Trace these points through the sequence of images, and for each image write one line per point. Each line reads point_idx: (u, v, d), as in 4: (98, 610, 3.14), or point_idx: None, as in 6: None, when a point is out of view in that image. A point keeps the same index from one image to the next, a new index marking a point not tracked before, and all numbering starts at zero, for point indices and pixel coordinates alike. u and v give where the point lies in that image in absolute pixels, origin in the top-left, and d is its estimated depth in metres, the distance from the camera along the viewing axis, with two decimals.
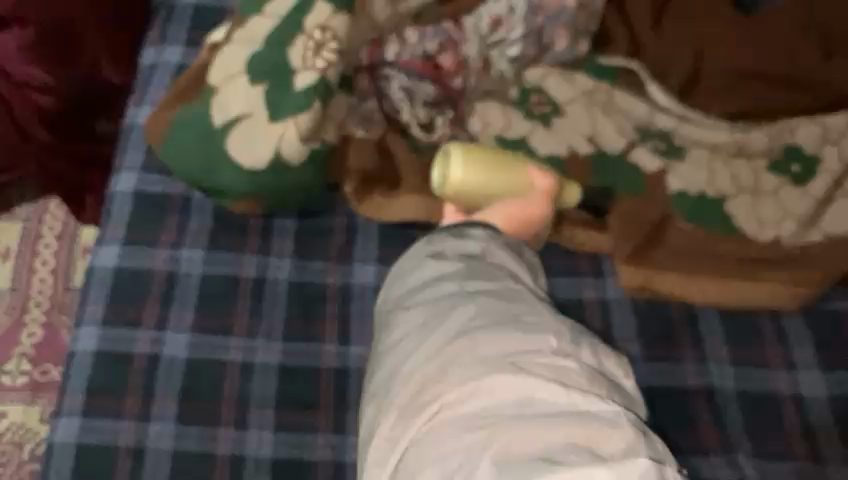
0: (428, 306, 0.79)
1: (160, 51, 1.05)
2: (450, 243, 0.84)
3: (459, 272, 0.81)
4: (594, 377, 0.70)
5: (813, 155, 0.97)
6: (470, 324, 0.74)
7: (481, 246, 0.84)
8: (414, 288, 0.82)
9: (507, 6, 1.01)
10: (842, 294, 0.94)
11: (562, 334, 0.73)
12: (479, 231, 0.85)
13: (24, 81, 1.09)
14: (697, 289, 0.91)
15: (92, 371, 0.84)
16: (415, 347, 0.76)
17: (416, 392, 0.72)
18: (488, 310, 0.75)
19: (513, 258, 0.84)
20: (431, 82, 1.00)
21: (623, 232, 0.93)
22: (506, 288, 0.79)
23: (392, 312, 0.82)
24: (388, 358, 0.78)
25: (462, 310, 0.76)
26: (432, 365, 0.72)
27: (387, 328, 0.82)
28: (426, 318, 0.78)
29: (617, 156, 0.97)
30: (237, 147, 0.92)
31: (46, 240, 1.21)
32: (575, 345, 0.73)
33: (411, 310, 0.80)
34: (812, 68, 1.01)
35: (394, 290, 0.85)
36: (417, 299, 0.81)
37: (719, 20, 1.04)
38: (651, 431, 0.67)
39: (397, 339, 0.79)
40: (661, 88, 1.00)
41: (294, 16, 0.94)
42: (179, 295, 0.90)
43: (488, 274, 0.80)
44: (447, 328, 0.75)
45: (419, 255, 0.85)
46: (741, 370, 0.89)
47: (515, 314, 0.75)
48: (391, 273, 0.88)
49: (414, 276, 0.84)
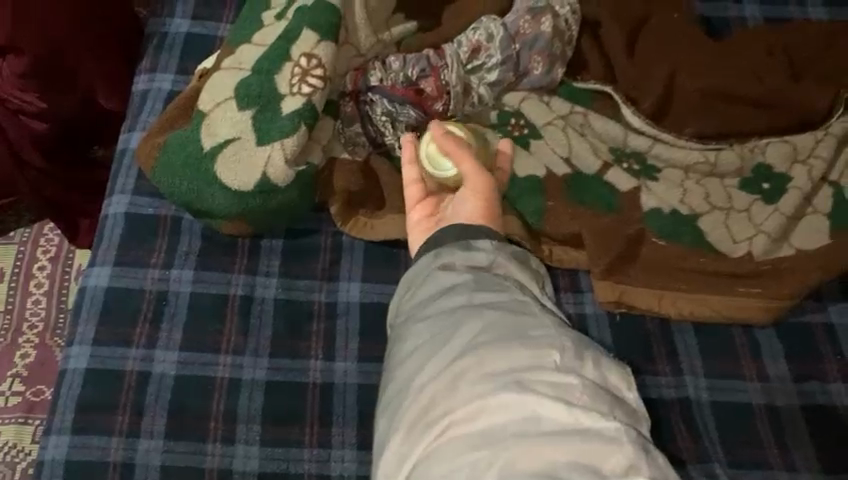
0: (432, 321, 0.62)
1: (152, 78, 1.11)
2: (458, 254, 0.68)
3: (466, 284, 0.64)
4: (596, 393, 0.52)
5: (782, 174, 1.04)
6: (475, 341, 0.57)
7: (491, 258, 0.69)
8: (420, 302, 0.65)
9: (486, 33, 1.05)
10: (812, 306, 1.00)
11: (566, 347, 0.55)
12: (485, 242, 0.69)
13: (18, 108, 1.15)
14: (672, 301, 0.97)
15: (82, 389, 0.90)
16: (415, 368, 0.59)
17: (419, 413, 0.55)
18: (498, 325, 0.58)
19: (524, 272, 0.69)
20: (412, 105, 1.02)
21: (598, 249, 0.98)
22: (518, 301, 0.61)
23: (400, 328, 0.66)
24: (393, 375, 0.61)
25: (467, 326, 0.59)
26: (438, 385, 0.55)
27: (394, 344, 0.65)
28: (429, 335, 0.61)
29: (592, 177, 1.03)
30: (225, 169, 0.96)
31: (41, 262, 1.33)
32: (579, 360, 0.55)
33: (415, 327, 0.63)
34: (784, 87, 1.06)
35: (399, 310, 0.69)
36: (423, 314, 0.64)
37: (690, 46, 1.10)
38: (653, 446, 0.51)
39: (402, 358, 0.62)
40: (635, 111, 1.06)
41: (281, 44, 0.99)
42: (169, 312, 0.95)
43: (496, 287, 0.64)
44: (451, 348, 0.58)
45: (423, 271, 0.69)
46: (714, 381, 0.94)
47: (524, 330, 0.57)
48: (399, 288, 0.71)
49: (419, 290, 0.67)
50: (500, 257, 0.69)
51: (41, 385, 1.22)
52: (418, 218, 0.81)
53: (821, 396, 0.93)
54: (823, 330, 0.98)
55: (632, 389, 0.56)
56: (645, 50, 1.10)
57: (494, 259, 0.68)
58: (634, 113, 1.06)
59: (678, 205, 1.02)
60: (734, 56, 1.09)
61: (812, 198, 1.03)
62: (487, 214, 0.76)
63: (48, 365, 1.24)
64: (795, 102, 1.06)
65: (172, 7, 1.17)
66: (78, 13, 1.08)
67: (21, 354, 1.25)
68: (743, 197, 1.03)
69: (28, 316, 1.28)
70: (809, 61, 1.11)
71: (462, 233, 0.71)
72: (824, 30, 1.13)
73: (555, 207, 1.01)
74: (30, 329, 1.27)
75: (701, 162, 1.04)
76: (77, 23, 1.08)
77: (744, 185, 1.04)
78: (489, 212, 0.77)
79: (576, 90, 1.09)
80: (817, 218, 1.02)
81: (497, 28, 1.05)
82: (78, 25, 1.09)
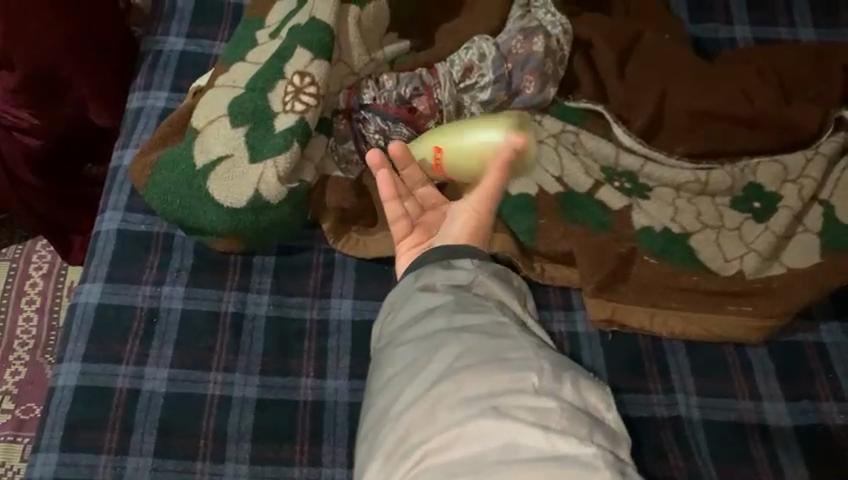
0: (413, 344, 0.62)
1: (147, 95, 1.12)
2: (440, 274, 0.69)
3: (447, 305, 0.65)
4: (573, 416, 0.52)
5: (772, 193, 1.05)
6: (453, 366, 0.57)
7: (471, 276, 0.69)
8: (401, 325, 0.66)
9: (479, 53, 1.05)
10: (802, 325, 1.00)
11: (545, 369, 0.55)
12: (467, 261, 0.70)
13: (12, 124, 1.17)
14: (663, 320, 0.98)
15: (72, 406, 0.89)
16: (396, 394, 0.59)
17: (396, 442, 0.54)
18: (476, 348, 0.58)
19: (505, 289, 0.70)
20: (406, 124, 1.02)
21: (590, 267, 0.98)
22: (497, 323, 0.61)
23: (380, 352, 0.66)
24: (373, 402, 0.61)
25: (446, 351, 0.59)
26: (416, 412, 0.55)
27: (376, 369, 0.65)
28: (409, 359, 0.61)
29: (584, 196, 1.03)
30: (217, 184, 0.96)
31: (33, 279, 1.32)
32: (557, 381, 0.55)
33: (396, 350, 0.63)
34: (773, 108, 1.07)
35: (382, 333, 0.69)
36: (404, 338, 0.64)
37: (681, 65, 1.11)
38: (632, 470, 0.51)
39: (383, 383, 0.62)
40: (626, 130, 1.07)
41: (276, 62, 0.99)
42: (159, 330, 0.95)
43: (477, 307, 0.64)
44: (429, 373, 0.58)
45: (404, 292, 0.69)
46: (706, 401, 0.94)
47: (503, 353, 0.57)
48: (381, 312, 0.72)
49: (401, 312, 0.67)
50: (481, 276, 0.69)
51: (31, 403, 1.21)
52: (406, 249, 0.76)
53: (811, 415, 0.93)
54: (814, 349, 0.98)
55: (613, 409, 0.56)
56: (635, 71, 1.11)
57: (474, 277, 0.69)
58: (625, 132, 1.07)
59: (669, 223, 1.02)
60: (725, 76, 1.10)
61: (803, 217, 1.03)
62: (472, 234, 0.75)
63: (38, 383, 1.23)
64: (784, 123, 1.07)
65: (167, 26, 1.18)
66: (71, 24, 1.07)
67: (11, 371, 1.24)
68: (734, 216, 1.03)
69: (20, 334, 1.27)
70: (799, 81, 1.12)
71: (445, 255, 0.71)
72: (812, 51, 1.14)
73: (548, 225, 1.02)
74: (21, 346, 1.26)
75: (692, 181, 1.04)
76: (68, 35, 1.08)
77: (734, 205, 1.05)
78: (478, 230, 0.75)
79: (567, 110, 1.09)
80: (808, 236, 1.02)
81: (489, 47, 1.05)
82: (70, 39, 1.08)
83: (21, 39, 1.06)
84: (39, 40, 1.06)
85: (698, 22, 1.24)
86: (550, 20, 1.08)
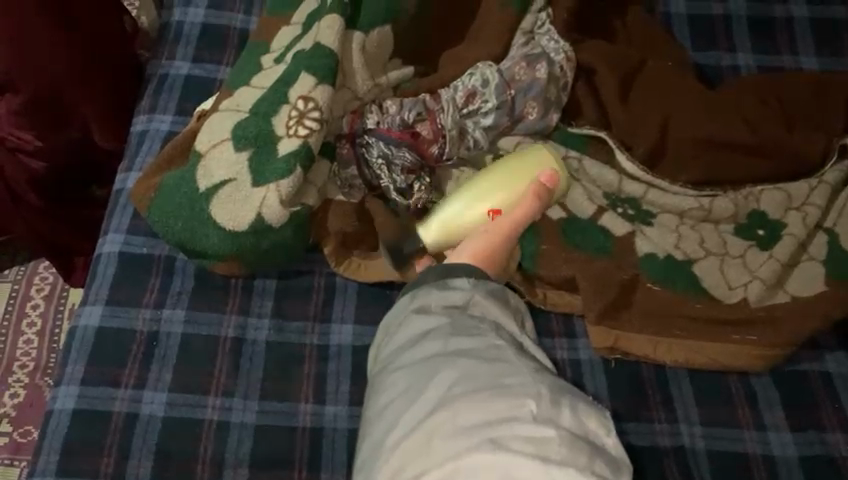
0: (409, 369, 0.65)
1: (151, 118, 1.12)
2: (434, 295, 0.72)
3: (442, 328, 0.67)
4: (574, 444, 0.53)
5: (776, 220, 1.04)
6: (449, 392, 0.59)
7: (467, 296, 0.71)
8: (399, 351, 0.68)
9: (481, 79, 1.05)
10: (808, 355, 0.99)
11: (543, 395, 0.56)
12: (464, 281, 0.73)
13: (16, 147, 1.16)
14: (666, 349, 0.97)
15: (69, 430, 0.88)
16: (393, 423, 0.61)
17: (394, 472, 0.56)
18: (472, 374, 0.60)
19: (503, 310, 0.72)
20: (409, 148, 1.01)
21: (592, 293, 0.98)
22: (491, 346, 0.64)
23: (379, 379, 0.68)
24: (372, 430, 0.63)
25: (442, 376, 0.61)
26: (411, 441, 0.57)
27: (375, 396, 0.67)
28: (406, 386, 0.64)
29: (588, 222, 1.03)
30: (220, 209, 0.97)
31: (35, 301, 1.32)
32: (555, 408, 0.55)
33: (392, 375, 0.66)
34: (775, 134, 1.07)
35: (380, 355, 0.72)
36: (402, 365, 0.66)
37: (683, 92, 1.11)
38: None
39: (380, 409, 0.64)
40: (630, 157, 1.07)
41: (280, 88, 1.00)
42: (159, 354, 0.94)
43: (471, 330, 0.66)
44: (426, 401, 0.60)
45: (400, 314, 0.72)
46: (710, 430, 0.93)
47: (499, 378, 0.59)
48: (380, 337, 0.75)
49: (398, 336, 0.70)
50: (477, 295, 0.71)
51: (28, 426, 1.21)
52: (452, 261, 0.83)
53: (817, 446, 0.92)
54: (819, 379, 0.97)
55: (612, 435, 0.56)
56: (639, 98, 1.12)
57: (471, 297, 0.71)
58: (628, 159, 1.07)
59: (673, 250, 1.01)
60: (727, 103, 1.10)
61: (807, 245, 1.03)
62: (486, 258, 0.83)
63: (37, 406, 1.23)
64: (785, 150, 1.07)
65: (173, 50, 1.19)
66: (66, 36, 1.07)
67: (11, 393, 1.24)
68: (737, 243, 1.03)
69: (20, 356, 1.27)
70: (803, 109, 1.12)
71: (441, 275, 0.74)
72: (816, 80, 1.14)
73: (550, 251, 1.01)
74: (21, 368, 1.26)
75: (695, 208, 1.04)
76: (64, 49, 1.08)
77: (739, 231, 1.04)
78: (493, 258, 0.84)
79: (569, 135, 1.10)
80: (812, 264, 1.01)
81: (492, 74, 1.06)
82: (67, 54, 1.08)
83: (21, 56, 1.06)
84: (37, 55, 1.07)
85: (702, 49, 1.24)
86: (552, 48, 1.09)
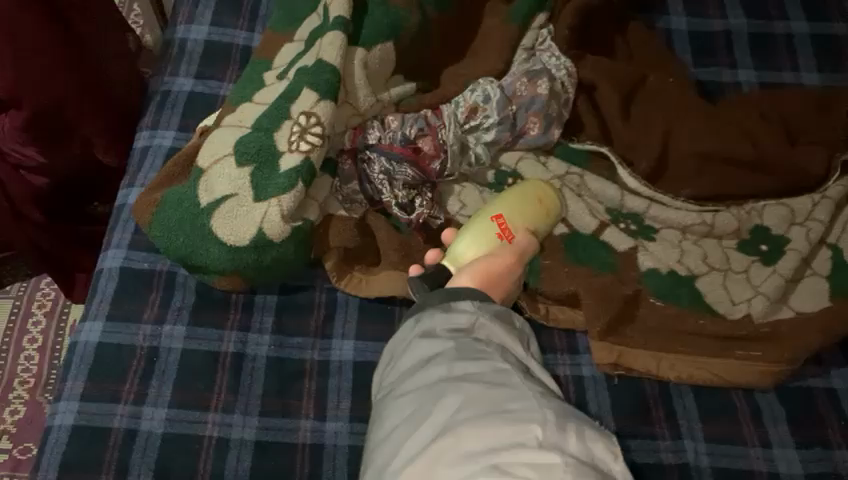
0: (413, 395, 0.64)
1: (154, 134, 1.13)
2: (439, 318, 0.71)
3: (447, 353, 0.66)
4: (580, 470, 0.52)
5: (780, 235, 1.03)
6: (453, 418, 0.59)
7: (472, 320, 0.70)
8: (403, 375, 0.68)
9: (483, 95, 1.05)
10: (813, 371, 0.98)
11: (547, 420, 0.56)
12: (467, 303, 0.72)
13: (18, 162, 1.14)
14: (669, 365, 0.96)
15: (67, 447, 0.88)
16: (397, 449, 0.60)
17: None
18: (476, 400, 0.60)
19: (507, 333, 0.71)
20: (411, 164, 1.01)
21: (596, 310, 0.97)
22: (497, 370, 0.63)
23: (383, 404, 0.68)
24: (376, 456, 0.63)
25: (446, 402, 0.61)
26: (414, 468, 0.57)
27: (379, 421, 0.67)
28: (410, 411, 0.63)
29: (587, 237, 1.03)
30: (221, 224, 0.96)
31: (36, 317, 1.32)
32: (561, 433, 0.55)
33: (397, 402, 0.65)
34: (777, 149, 1.07)
35: (385, 381, 0.71)
36: (406, 389, 0.66)
37: (683, 110, 1.12)
38: None
39: (385, 435, 0.64)
40: (632, 173, 1.07)
41: (281, 103, 1.00)
42: (159, 369, 0.94)
43: (476, 354, 0.66)
44: (430, 427, 0.60)
45: (405, 339, 0.72)
46: (714, 447, 0.92)
47: (504, 404, 0.58)
48: (384, 361, 0.74)
49: (403, 360, 0.70)
50: (481, 319, 0.70)
51: (28, 443, 1.20)
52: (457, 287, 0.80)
53: (824, 463, 0.91)
54: (825, 395, 0.96)
55: (619, 460, 0.56)
56: (639, 115, 1.12)
57: (474, 320, 0.70)
58: (630, 175, 1.06)
59: (676, 266, 1.01)
60: (728, 119, 1.11)
61: (810, 260, 1.02)
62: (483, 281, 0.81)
63: (37, 423, 1.22)
64: (786, 164, 1.07)
65: (176, 66, 1.19)
66: (66, 52, 1.08)
67: (10, 410, 1.23)
68: (740, 258, 1.02)
69: (20, 372, 1.27)
70: (805, 126, 1.12)
71: (446, 297, 0.74)
72: (817, 94, 1.14)
73: (552, 266, 1.01)
74: (21, 385, 1.25)
75: (698, 223, 1.04)
76: (64, 64, 1.08)
77: (741, 247, 1.03)
78: (491, 283, 0.81)
79: (572, 153, 1.09)
80: (815, 280, 1.01)
81: (494, 90, 1.05)
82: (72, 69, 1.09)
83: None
84: (38, 70, 1.06)
85: (702, 65, 1.25)
86: (554, 64, 1.10)
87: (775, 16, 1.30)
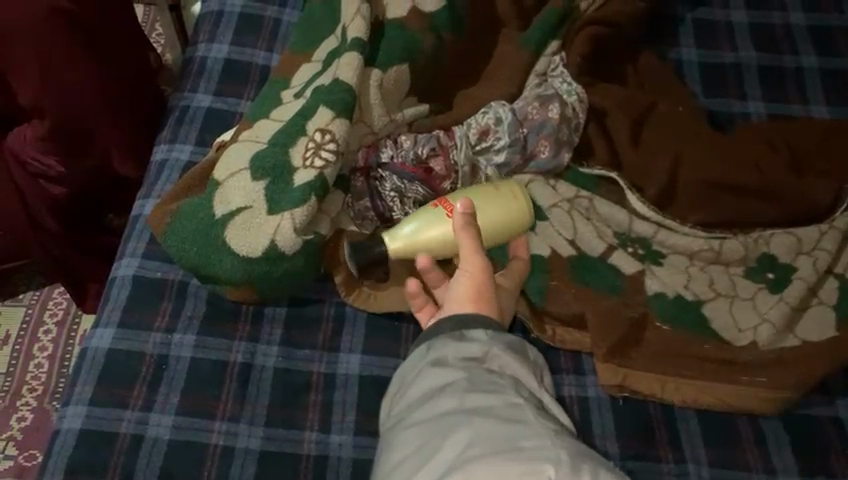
0: (423, 426, 0.65)
1: (171, 148, 1.15)
2: (451, 347, 0.72)
3: (459, 383, 0.68)
4: None
5: (786, 264, 1.04)
6: (463, 453, 0.60)
7: (485, 349, 0.72)
8: (413, 404, 0.69)
9: (494, 118, 1.07)
10: (819, 399, 0.98)
11: (561, 461, 0.56)
12: (481, 333, 0.73)
13: (39, 172, 1.17)
14: (674, 389, 0.97)
15: (74, 450, 0.89)
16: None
17: None
18: (486, 435, 0.61)
19: (519, 363, 0.72)
20: (421, 182, 1.03)
21: (601, 331, 0.98)
22: (508, 404, 0.64)
23: (391, 432, 0.69)
24: None
25: (456, 436, 0.62)
26: None
27: (386, 448, 0.68)
28: (418, 444, 0.64)
29: (596, 259, 1.04)
30: (233, 235, 0.98)
31: (47, 325, 1.34)
32: (574, 474, 0.56)
33: (406, 431, 0.66)
34: (784, 179, 1.09)
35: (393, 409, 0.73)
36: (416, 419, 0.67)
37: (691, 139, 1.13)
38: None
39: (393, 465, 0.65)
40: (641, 198, 1.08)
41: (297, 120, 1.02)
42: (168, 377, 0.95)
43: (488, 387, 0.67)
44: (440, 461, 0.61)
45: (418, 365, 0.73)
46: (717, 472, 0.92)
47: (516, 441, 0.59)
48: (393, 386, 0.76)
49: (413, 388, 0.71)
50: (494, 349, 0.72)
51: (33, 450, 1.21)
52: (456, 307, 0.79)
53: None
54: (830, 424, 0.96)
55: None
56: (647, 141, 1.14)
57: (487, 351, 0.72)
58: (639, 200, 1.07)
59: (683, 290, 1.02)
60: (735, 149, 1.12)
61: (817, 289, 1.03)
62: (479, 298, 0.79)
63: (44, 430, 1.23)
64: (795, 194, 1.08)
65: (196, 83, 1.22)
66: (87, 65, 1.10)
67: (17, 416, 1.24)
68: (747, 285, 1.03)
69: (29, 379, 1.28)
70: (813, 157, 1.13)
71: (456, 327, 0.74)
72: (824, 127, 1.15)
73: (558, 287, 1.02)
74: (30, 392, 1.27)
75: (705, 249, 1.04)
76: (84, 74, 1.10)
77: (748, 274, 1.04)
78: (489, 296, 0.80)
79: (581, 176, 1.09)
80: (823, 309, 1.01)
81: (505, 113, 1.07)
82: (94, 81, 1.12)
83: (44, 78, 1.08)
84: (58, 79, 1.09)
85: (712, 96, 1.26)
86: (565, 90, 1.12)
87: (786, 50, 1.32)
